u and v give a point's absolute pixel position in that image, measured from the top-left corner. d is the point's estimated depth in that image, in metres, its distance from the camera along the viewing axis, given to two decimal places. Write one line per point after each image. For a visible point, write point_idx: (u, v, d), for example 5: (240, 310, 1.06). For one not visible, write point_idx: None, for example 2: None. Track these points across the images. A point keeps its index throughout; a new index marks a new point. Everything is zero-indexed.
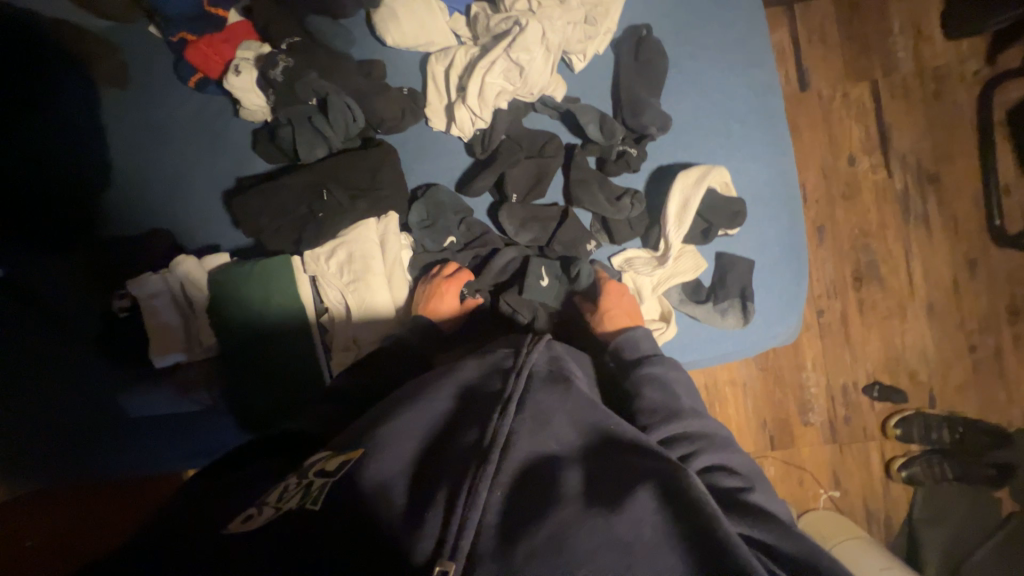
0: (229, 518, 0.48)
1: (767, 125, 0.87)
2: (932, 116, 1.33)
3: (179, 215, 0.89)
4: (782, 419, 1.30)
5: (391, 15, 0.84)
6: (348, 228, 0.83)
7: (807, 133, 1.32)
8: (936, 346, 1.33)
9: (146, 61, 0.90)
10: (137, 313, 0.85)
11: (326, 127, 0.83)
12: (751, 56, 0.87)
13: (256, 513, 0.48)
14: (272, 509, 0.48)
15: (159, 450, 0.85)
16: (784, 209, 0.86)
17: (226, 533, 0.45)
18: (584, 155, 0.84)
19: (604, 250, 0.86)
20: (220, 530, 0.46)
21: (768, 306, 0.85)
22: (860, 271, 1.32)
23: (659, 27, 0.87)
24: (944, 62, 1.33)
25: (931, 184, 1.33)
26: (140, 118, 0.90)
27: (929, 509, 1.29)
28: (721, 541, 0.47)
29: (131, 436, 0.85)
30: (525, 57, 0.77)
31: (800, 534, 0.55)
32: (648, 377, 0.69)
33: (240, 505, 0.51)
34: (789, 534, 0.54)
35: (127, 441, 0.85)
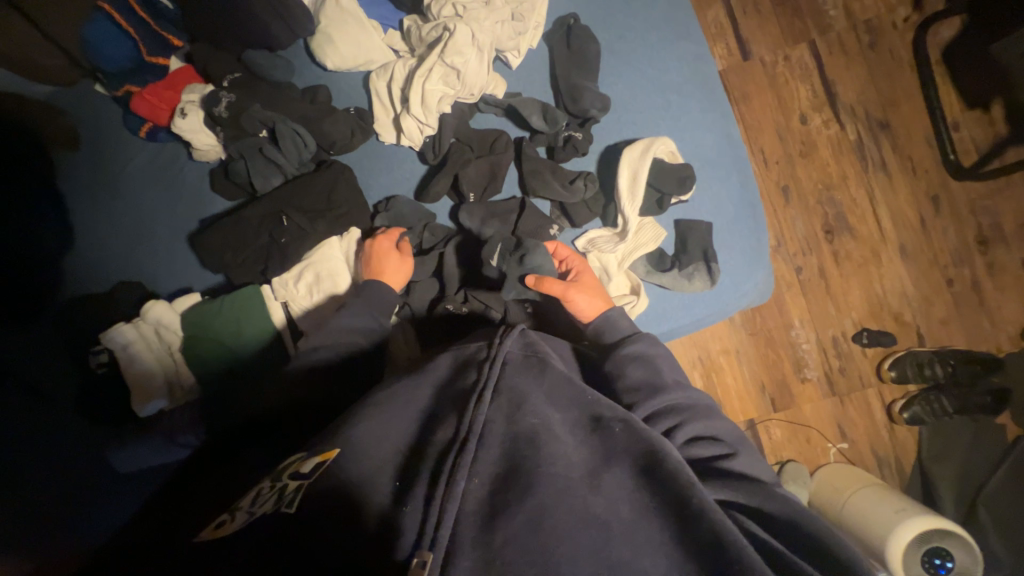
0: (204, 527, 0.49)
1: (706, 93, 0.89)
2: (871, 65, 1.38)
3: (147, 265, 0.89)
4: (780, 379, 1.32)
5: (327, 40, 0.86)
6: (312, 250, 0.85)
7: (756, 99, 1.36)
8: (914, 285, 1.35)
9: (98, 120, 0.91)
10: (115, 366, 0.84)
11: (278, 156, 0.84)
12: (679, 30, 0.91)
13: (229, 520, 0.49)
14: (244, 514, 0.48)
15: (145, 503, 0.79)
16: (734, 170, 0.88)
17: (197, 540, 0.46)
18: (533, 147, 0.86)
19: (567, 234, 0.88)
20: (191, 538, 0.46)
21: (734, 266, 0.87)
22: (829, 224, 1.35)
23: (587, 16, 0.90)
24: (873, 13, 1.39)
25: (882, 130, 1.37)
26: (97, 176, 0.91)
27: (937, 446, 1.29)
28: (695, 510, 0.48)
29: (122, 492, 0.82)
30: (459, 60, 0.80)
31: (783, 498, 0.57)
32: (631, 355, 0.69)
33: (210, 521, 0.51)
34: (768, 495, 0.56)
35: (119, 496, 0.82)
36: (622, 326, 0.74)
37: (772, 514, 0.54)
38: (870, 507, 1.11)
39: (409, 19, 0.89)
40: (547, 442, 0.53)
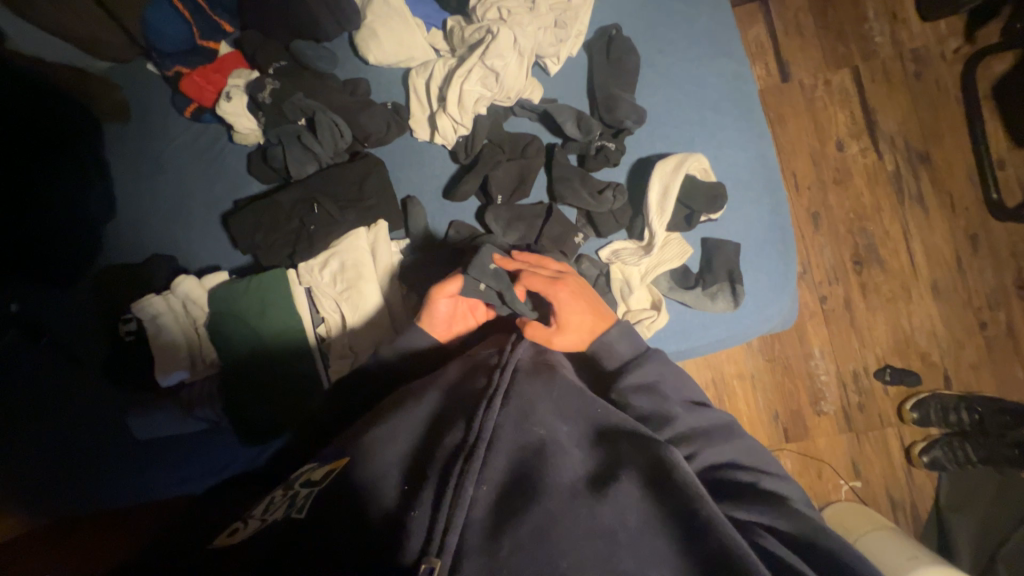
0: (219, 536, 0.51)
1: (743, 111, 0.88)
2: (916, 96, 1.34)
3: (180, 240, 0.92)
4: (795, 409, 1.28)
5: (371, 35, 0.88)
6: (339, 239, 0.86)
7: (793, 122, 1.33)
8: (945, 325, 1.30)
9: (147, 97, 0.95)
10: (142, 335, 0.86)
11: (315, 144, 0.87)
12: (721, 47, 0.90)
13: (242, 527, 0.50)
14: (256, 522, 0.50)
15: (161, 477, 0.85)
16: (766, 191, 0.87)
17: (212, 547, 0.47)
18: (564, 153, 0.87)
19: (591, 243, 0.87)
20: (207, 546, 0.48)
21: (759, 289, 0.85)
22: (859, 255, 1.32)
23: (628, 27, 0.90)
24: (922, 44, 1.35)
25: (922, 163, 1.33)
26: (139, 151, 0.94)
27: (955, 494, 1.24)
28: (703, 521, 0.47)
29: (134, 465, 0.86)
30: (499, 63, 0.81)
31: (795, 514, 0.57)
32: (632, 387, 0.66)
33: (225, 530, 0.52)
34: (781, 513, 0.57)
35: (130, 470, 0.85)
36: (621, 352, 0.69)
37: (785, 532, 0.56)
38: (880, 550, 1.07)
39: (453, 20, 0.90)
40: (554, 455, 0.52)
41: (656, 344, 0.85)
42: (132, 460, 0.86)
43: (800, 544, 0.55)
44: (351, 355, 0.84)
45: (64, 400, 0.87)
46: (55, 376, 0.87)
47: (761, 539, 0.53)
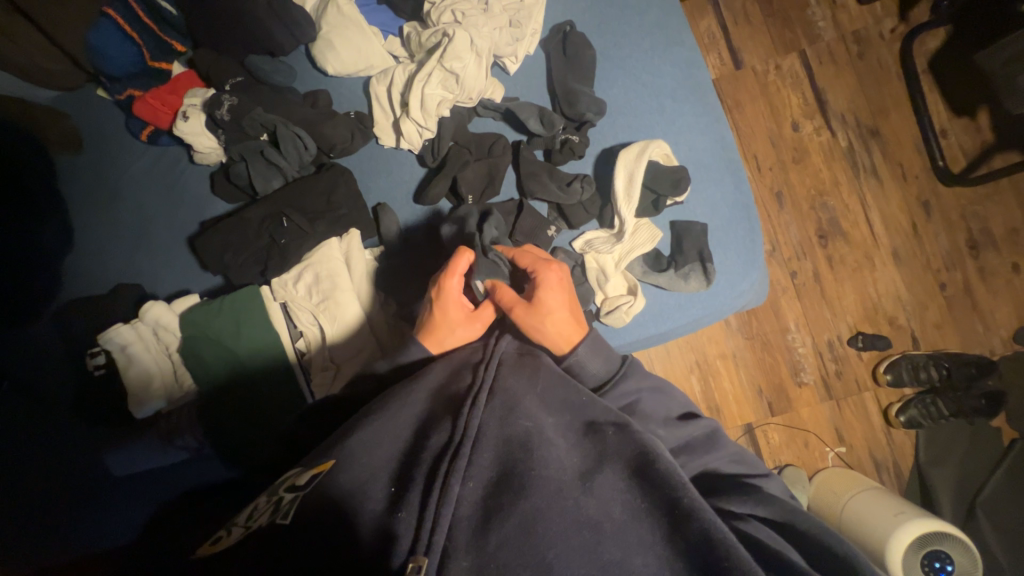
0: (203, 545, 0.49)
1: (699, 97, 0.91)
2: (860, 74, 1.41)
3: (145, 268, 0.89)
4: (777, 384, 1.32)
5: (328, 45, 0.88)
6: (311, 250, 0.85)
7: (749, 108, 1.39)
8: (908, 289, 1.37)
9: (101, 123, 0.92)
10: (112, 368, 0.83)
11: (279, 158, 0.85)
12: (672, 37, 0.93)
13: (226, 535, 0.49)
14: (242, 529, 0.48)
15: (125, 522, 0.80)
16: (727, 172, 0.90)
17: (194, 557, 0.46)
18: (530, 150, 0.88)
19: (564, 235, 0.88)
20: (189, 556, 0.47)
21: (729, 266, 0.88)
22: (823, 229, 1.37)
23: (582, 23, 0.93)
24: (862, 25, 1.42)
25: (872, 137, 1.40)
26: (94, 180, 0.91)
27: (934, 450, 1.29)
28: (686, 509, 0.49)
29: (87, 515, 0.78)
30: (457, 65, 0.81)
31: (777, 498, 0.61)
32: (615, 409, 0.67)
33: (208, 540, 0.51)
34: (765, 501, 0.60)
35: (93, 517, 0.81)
36: (596, 370, 0.68)
37: (772, 518, 0.59)
38: (868, 509, 1.10)
39: (409, 26, 0.91)
40: (540, 446, 0.52)
41: (636, 329, 0.87)
42: (95, 506, 0.81)
43: (787, 528, 0.58)
44: (333, 366, 0.83)
45: (16, 445, 0.82)
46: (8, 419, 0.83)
47: (745, 526, 0.57)
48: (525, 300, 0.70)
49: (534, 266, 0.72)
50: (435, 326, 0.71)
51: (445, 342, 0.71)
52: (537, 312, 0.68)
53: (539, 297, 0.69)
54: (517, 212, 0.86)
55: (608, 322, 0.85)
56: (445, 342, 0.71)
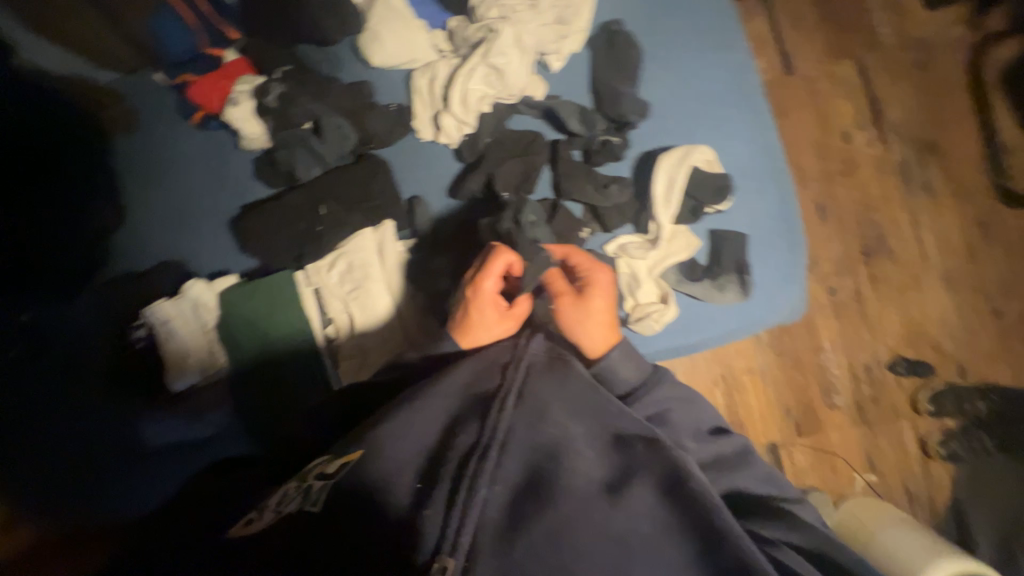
0: (237, 525, 0.52)
1: (747, 103, 0.88)
2: (921, 84, 1.33)
3: (187, 246, 0.93)
4: (807, 404, 1.27)
5: (375, 37, 0.89)
6: (347, 239, 0.87)
7: (797, 115, 1.32)
8: (958, 315, 1.29)
9: (151, 104, 0.95)
10: (153, 341, 0.87)
11: (321, 147, 0.88)
12: (723, 38, 0.90)
13: (257, 518, 0.53)
14: (272, 513, 0.51)
15: (160, 486, 0.85)
16: (773, 182, 0.86)
17: (230, 539, 0.49)
18: (569, 149, 0.86)
19: (598, 239, 0.86)
20: (221, 536, 0.51)
21: (768, 280, 0.85)
22: (868, 246, 1.30)
23: (629, 21, 0.90)
24: (926, 32, 1.34)
25: (930, 151, 1.32)
26: (143, 158, 0.94)
27: (973, 487, 1.22)
28: (717, 532, 0.49)
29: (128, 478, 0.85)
30: (502, 60, 0.83)
31: (810, 527, 0.60)
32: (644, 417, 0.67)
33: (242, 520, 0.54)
34: (798, 528, 0.60)
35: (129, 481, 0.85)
36: (626, 377, 0.68)
37: (802, 546, 0.59)
38: (900, 546, 1.04)
39: (455, 21, 0.91)
40: (569, 456, 0.52)
41: (665, 338, 0.84)
42: (130, 471, 0.86)
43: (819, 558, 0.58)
44: (360, 355, 0.85)
45: (62, 411, 0.87)
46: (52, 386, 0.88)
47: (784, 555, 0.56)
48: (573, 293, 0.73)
49: (585, 264, 0.74)
50: (471, 324, 0.70)
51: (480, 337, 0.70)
52: (580, 308, 0.71)
53: (587, 295, 0.72)
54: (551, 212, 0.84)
55: (636, 329, 0.83)
56: (478, 336, 0.70)
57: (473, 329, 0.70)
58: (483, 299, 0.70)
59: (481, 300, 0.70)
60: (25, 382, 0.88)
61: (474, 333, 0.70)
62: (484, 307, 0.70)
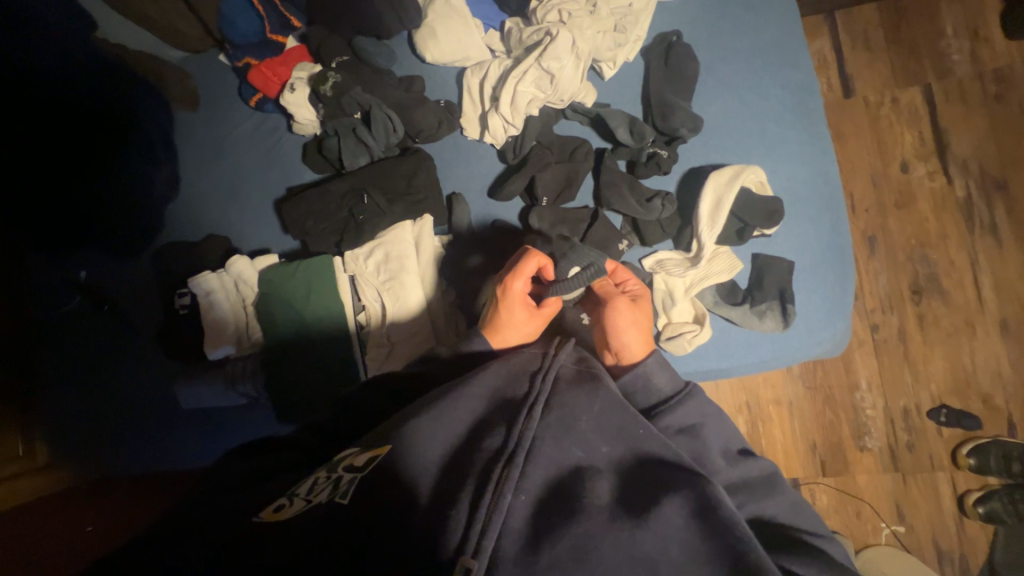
0: (264, 509, 0.51)
1: (805, 125, 0.84)
2: (994, 118, 1.25)
3: (233, 223, 0.96)
4: (836, 443, 1.21)
5: (430, 33, 0.89)
6: (385, 229, 0.88)
7: (853, 140, 1.27)
8: (1013, 367, 1.20)
9: (216, 84, 1.00)
10: (195, 311, 0.92)
11: (369, 138, 0.89)
12: (785, 57, 0.86)
13: (288, 505, 0.51)
14: (302, 501, 0.50)
15: (195, 446, 0.90)
16: (825, 210, 0.83)
17: (256, 522, 0.48)
18: (614, 159, 0.85)
19: (634, 251, 0.84)
20: (251, 517, 0.50)
21: (811, 311, 0.81)
22: (918, 284, 1.23)
23: (688, 33, 0.88)
24: (1006, 63, 1.26)
25: (998, 190, 1.24)
26: (203, 136, 0.99)
27: (1012, 552, 1.13)
28: (751, 565, 0.47)
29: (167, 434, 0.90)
30: (556, 65, 0.81)
31: (845, 569, 0.57)
32: (676, 428, 0.64)
33: (268, 501, 0.53)
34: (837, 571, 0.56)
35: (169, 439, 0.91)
36: (660, 385, 0.66)
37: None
38: None
39: (512, 22, 0.91)
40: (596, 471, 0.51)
41: (695, 360, 0.82)
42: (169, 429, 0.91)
43: None
44: (388, 345, 0.86)
45: (113, 367, 0.93)
46: (105, 343, 0.94)
47: None
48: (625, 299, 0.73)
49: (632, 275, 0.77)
50: (501, 324, 0.71)
51: (509, 338, 0.71)
52: (635, 312, 0.71)
53: (638, 303, 0.73)
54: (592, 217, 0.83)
55: (667, 348, 0.80)
56: (507, 337, 0.71)
57: (502, 329, 0.71)
58: (512, 299, 0.71)
59: (511, 300, 0.71)
60: (83, 336, 0.94)
61: (504, 333, 0.71)
62: (512, 307, 0.71)
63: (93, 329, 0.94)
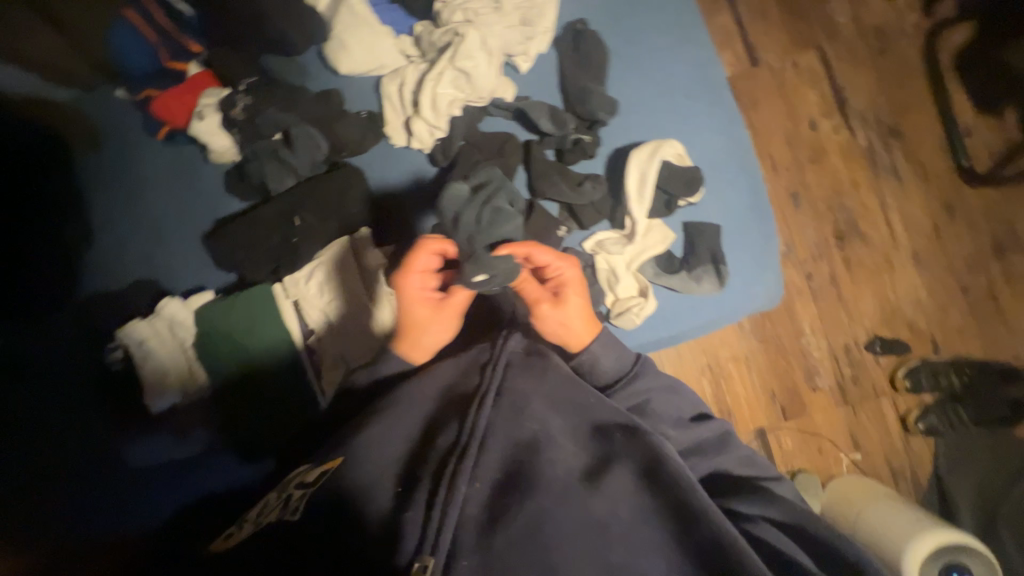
0: (216, 540, 0.56)
1: (714, 96, 0.90)
2: (881, 72, 1.37)
3: (161, 265, 0.90)
4: (791, 388, 1.30)
5: (341, 45, 0.88)
6: (323, 249, 0.86)
7: (765, 106, 1.36)
8: (929, 293, 1.33)
9: (116, 120, 0.93)
10: (130, 362, 0.86)
11: (292, 157, 0.86)
12: (686, 34, 0.91)
13: (237, 531, 0.55)
14: (253, 525, 0.54)
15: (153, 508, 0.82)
16: (742, 172, 0.88)
17: (214, 552, 0.52)
18: (541, 149, 0.87)
19: (575, 236, 0.87)
20: (206, 550, 0.54)
21: (743, 268, 0.86)
22: (840, 230, 1.34)
23: (595, 20, 0.91)
24: (884, 21, 1.38)
25: (893, 135, 1.36)
26: (112, 177, 0.92)
27: (953, 458, 1.25)
28: (695, 511, 0.50)
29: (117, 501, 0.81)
30: (469, 64, 0.83)
31: (787, 502, 0.63)
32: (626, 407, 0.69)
33: (224, 534, 0.57)
34: (774, 501, 0.62)
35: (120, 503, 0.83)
36: (607, 368, 0.70)
37: (783, 521, 0.61)
38: (887, 519, 1.06)
39: (421, 26, 0.91)
40: (549, 449, 0.53)
41: (647, 331, 0.86)
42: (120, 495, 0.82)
43: (793, 528, 0.60)
44: (343, 365, 0.85)
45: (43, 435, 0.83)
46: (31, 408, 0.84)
47: (760, 530, 0.59)
48: (549, 296, 0.71)
49: (557, 260, 0.71)
50: (411, 331, 0.72)
51: (424, 340, 0.73)
52: (559, 310, 0.70)
53: (563, 294, 0.71)
54: (502, 181, 0.72)
55: (618, 325, 0.84)
56: (426, 344, 0.73)
57: (412, 336, 0.73)
58: (411, 304, 0.72)
59: (412, 304, 0.72)
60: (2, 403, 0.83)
61: (415, 340, 0.73)
62: (414, 308, 0.72)
63: (11, 395, 0.83)
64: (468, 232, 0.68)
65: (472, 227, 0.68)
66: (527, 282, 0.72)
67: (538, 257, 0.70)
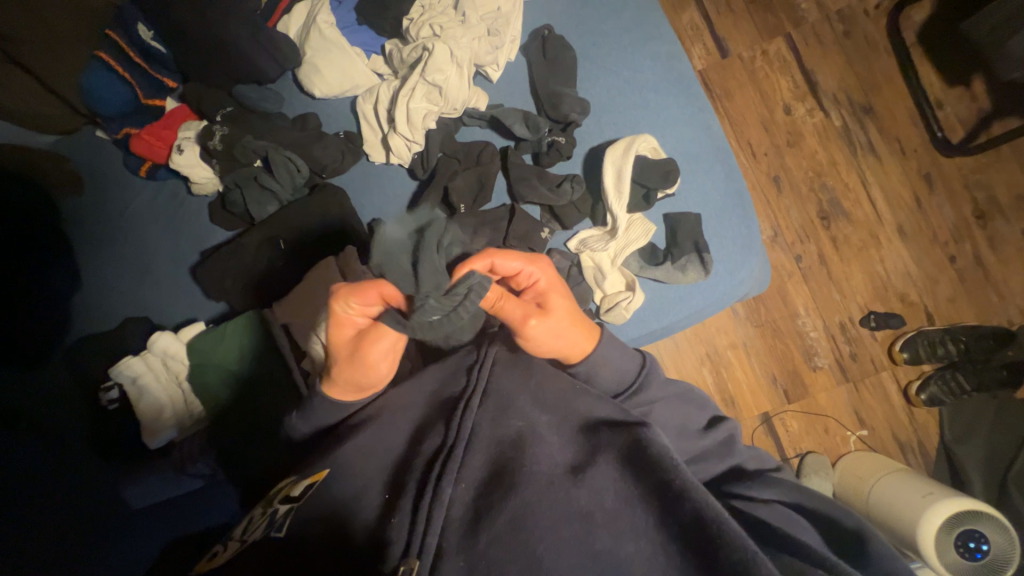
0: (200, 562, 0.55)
1: (684, 89, 0.91)
2: (848, 52, 1.40)
3: (153, 300, 0.91)
4: (791, 370, 1.30)
5: (314, 70, 0.90)
6: (309, 270, 0.86)
7: (739, 95, 1.38)
8: (917, 264, 1.34)
9: (101, 163, 0.95)
10: (126, 401, 0.87)
11: (272, 182, 0.86)
12: (652, 32, 0.93)
13: (222, 551, 0.54)
14: (236, 544, 0.53)
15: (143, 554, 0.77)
16: (717, 161, 0.89)
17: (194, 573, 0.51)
18: (518, 155, 0.89)
19: (558, 236, 0.89)
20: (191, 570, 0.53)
21: (727, 255, 0.87)
22: (824, 210, 1.35)
23: (561, 26, 0.93)
24: (846, 4, 1.41)
25: (866, 113, 1.38)
26: (99, 218, 0.93)
27: (958, 427, 1.25)
28: (678, 490, 0.50)
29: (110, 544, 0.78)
30: (440, 77, 0.83)
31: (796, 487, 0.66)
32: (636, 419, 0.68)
33: (208, 556, 0.56)
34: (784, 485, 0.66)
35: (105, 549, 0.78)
36: (608, 382, 0.67)
37: (797, 502, 0.65)
38: (895, 492, 1.06)
39: (390, 44, 0.92)
40: (533, 444, 0.55)
41: (637, 324, 0.87)
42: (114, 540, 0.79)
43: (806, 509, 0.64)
44: None
45: None
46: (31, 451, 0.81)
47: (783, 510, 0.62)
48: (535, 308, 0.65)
49: (529, 263, 0.66)
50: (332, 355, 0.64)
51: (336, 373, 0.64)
52: (549, 320, 0.64)
53: (548, 302, 0.65)
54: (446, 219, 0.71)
55: (609, 320, 0.85)
56: (340, 380, 0.64)
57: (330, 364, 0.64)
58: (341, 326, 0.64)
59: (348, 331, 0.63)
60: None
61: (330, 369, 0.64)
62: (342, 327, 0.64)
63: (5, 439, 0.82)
64: (432, 276, 0.60)
65: (433, 271, 0.61)
66: (505, 300, 0.64)
67: (509, 265, 0.65)
